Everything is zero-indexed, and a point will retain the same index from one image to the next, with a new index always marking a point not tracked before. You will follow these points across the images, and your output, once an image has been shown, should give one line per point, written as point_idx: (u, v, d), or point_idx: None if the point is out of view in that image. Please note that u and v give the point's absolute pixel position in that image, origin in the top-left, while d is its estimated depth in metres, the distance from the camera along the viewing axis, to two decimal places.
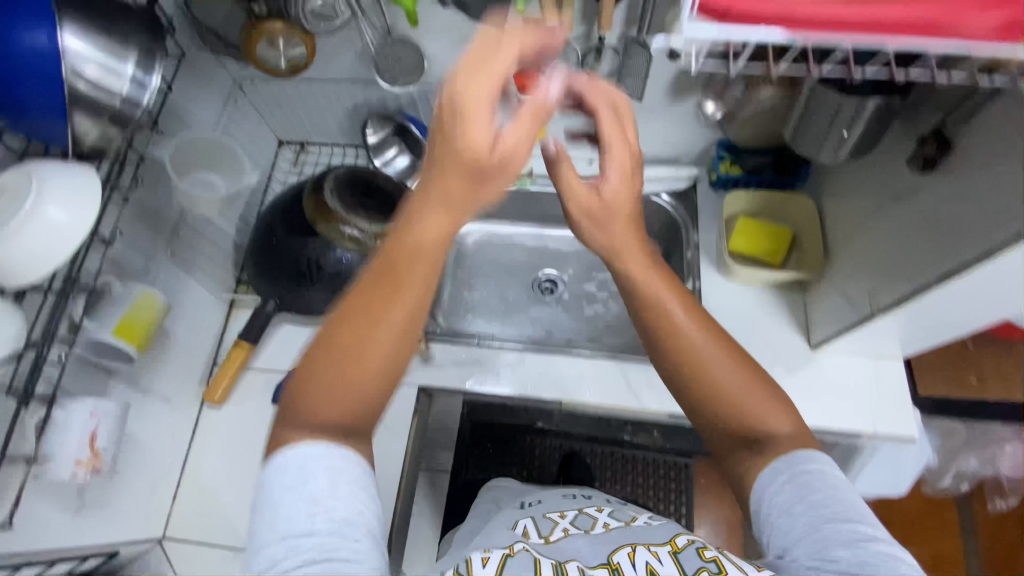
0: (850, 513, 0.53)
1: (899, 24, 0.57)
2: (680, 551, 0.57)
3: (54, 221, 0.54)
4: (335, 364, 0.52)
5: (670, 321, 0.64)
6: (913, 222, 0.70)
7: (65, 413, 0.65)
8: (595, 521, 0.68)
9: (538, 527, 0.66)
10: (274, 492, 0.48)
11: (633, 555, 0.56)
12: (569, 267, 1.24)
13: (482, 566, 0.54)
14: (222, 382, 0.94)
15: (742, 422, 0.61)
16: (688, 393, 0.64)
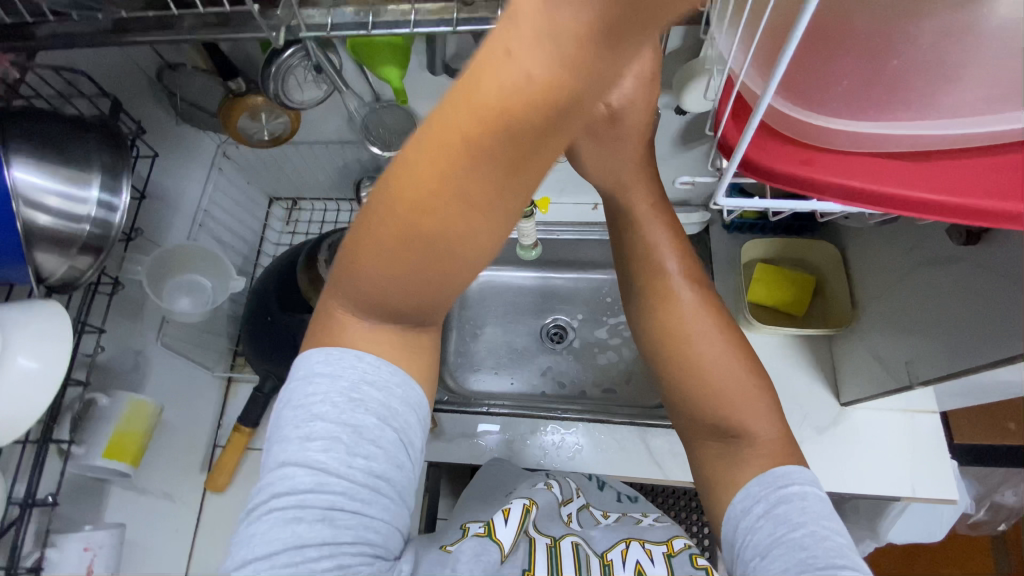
0: (832, 559, 0.47)
1: (968, 213, 0.43)
2: (674, 554, 0.61)
3: (24, 372, 0.50)
4: (402, 265, 0.32)
5: (656, 269, 0.64)
6: (949, 294, 0.66)
7: (58, 550, 0.61)
8: (600, 519, 0.73)
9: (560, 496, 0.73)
10: (320, 408, 0.41)
11: (626, 552, 0.61)
12: (578, 311, 1.19)
13: (505, 525, 0.60)
14: (225, 468, 0.88)
15: (718, 394, 0.59)
16: (662, 348, 0.62)
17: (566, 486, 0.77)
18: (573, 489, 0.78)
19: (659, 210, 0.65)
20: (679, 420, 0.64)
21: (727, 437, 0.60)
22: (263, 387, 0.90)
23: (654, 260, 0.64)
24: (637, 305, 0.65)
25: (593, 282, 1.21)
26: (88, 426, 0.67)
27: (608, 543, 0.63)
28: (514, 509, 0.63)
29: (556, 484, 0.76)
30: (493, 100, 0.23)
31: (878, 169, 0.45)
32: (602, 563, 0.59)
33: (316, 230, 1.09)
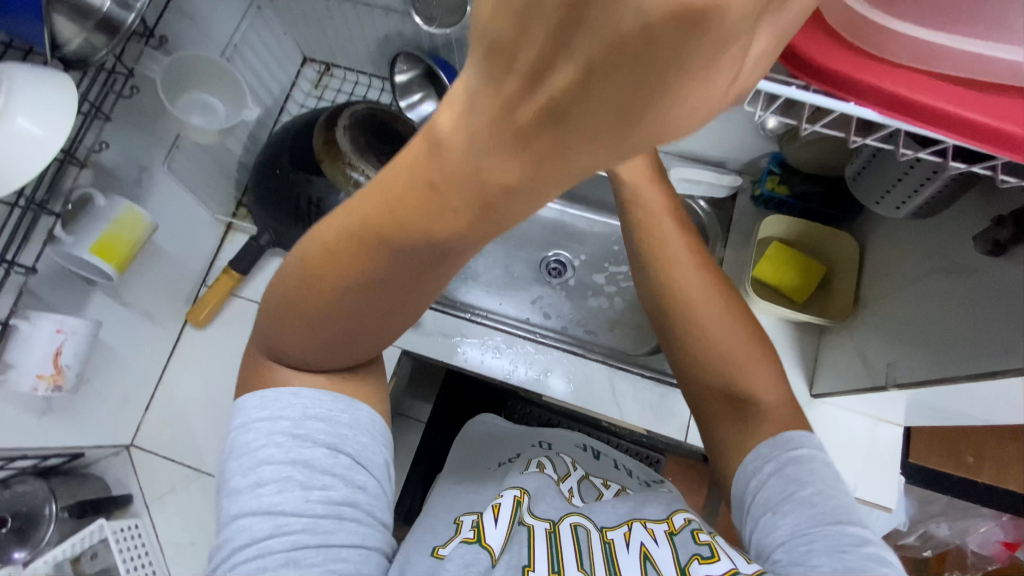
0: (838, 517, 0.50)
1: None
2: (679, 534, 0.60)
3: (23, 133, 0.50)
4: (325, 319, 0.37)
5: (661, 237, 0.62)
6: (950, 305, 0.64)
7: (32, 324, 0.63)
8: (603, 493, 0.72)
9: (557, 470, 0.72)
10: (267, 452, 0.46)
11: (629, 534, 0.60)
12: (583, 251, 1.18)
13: (495, 526, 0.58)
14: (208, 304, 0.91)
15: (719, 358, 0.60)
16: (664, 312, 0.62)
17: (561, 462, 0.75)
18: (569, 463, 0.77)
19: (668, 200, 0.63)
20: (687, 384, 0.64)
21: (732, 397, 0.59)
22: (269, 239, 0.92)
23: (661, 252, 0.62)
24: (649, 301, 0.64)
25: (605, 226, 1.19)
26: (80, 217, 0.68)
27: (611, 521, 0.63)
28: (506, 507, 0.60)
29: (548, 459, 0.75)
30: (421, 202, 0.26)
31: (934, 84, 0.44)
32: (603, 540, 0.59)
33: (342, 100, 1.06)
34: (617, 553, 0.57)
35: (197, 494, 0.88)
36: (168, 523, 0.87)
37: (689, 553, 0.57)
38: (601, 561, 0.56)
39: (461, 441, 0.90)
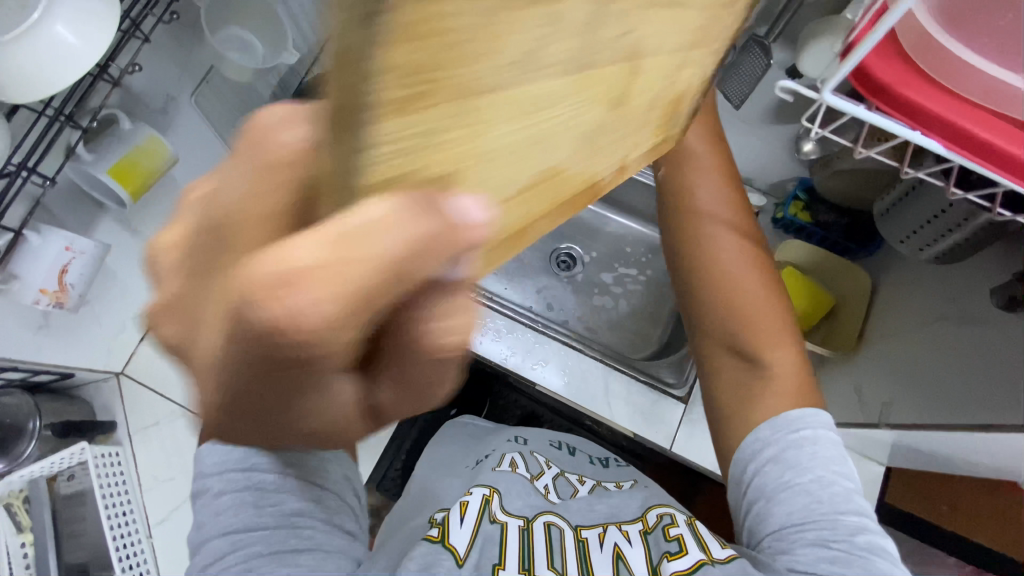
0: (836, 506, 0.52)
1: None
2: (651, 532, 0.62)
3: (61, 41, 0.49)
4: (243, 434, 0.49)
5: (693, 201, 0.68)
6: (959, 352, 0.64)
7: (42, 238, 0.62)
8: (579, 489, 0.72)
9: (528, 469, 0.73)
10: (219, 484, 0.47)
11: (603, 534, 0.61)
12: (594, 247, 1.17)
13: (460, 526, 0.59)
14: None
15: (741, 315, 0.64)
16: (690, 268, 0.68)
17: (535, 461, 0.75)
18: (541, 459, 0.77)
19: (719, 169, 0.69)
20: (700, 338, 0.68)
21: (740, 351, 0.64)
22: None
23: (695, 219, 0.68)
24: (672, 254, 0.69)
25: (619, 225, 1.18)
26: (105, 139, 0.68)
27: (586, 521, 0.64)
28: (472, 506, 0.61)
29: (522, 457, 0.75)
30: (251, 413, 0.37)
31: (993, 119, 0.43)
32: (577, 539, 0.61)
33: None
34: (590, 553, 0.59)
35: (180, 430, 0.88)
36: (149, 455, 0.87)
37: (659, 550, 0.59)
38: (572, 558, 0.58)
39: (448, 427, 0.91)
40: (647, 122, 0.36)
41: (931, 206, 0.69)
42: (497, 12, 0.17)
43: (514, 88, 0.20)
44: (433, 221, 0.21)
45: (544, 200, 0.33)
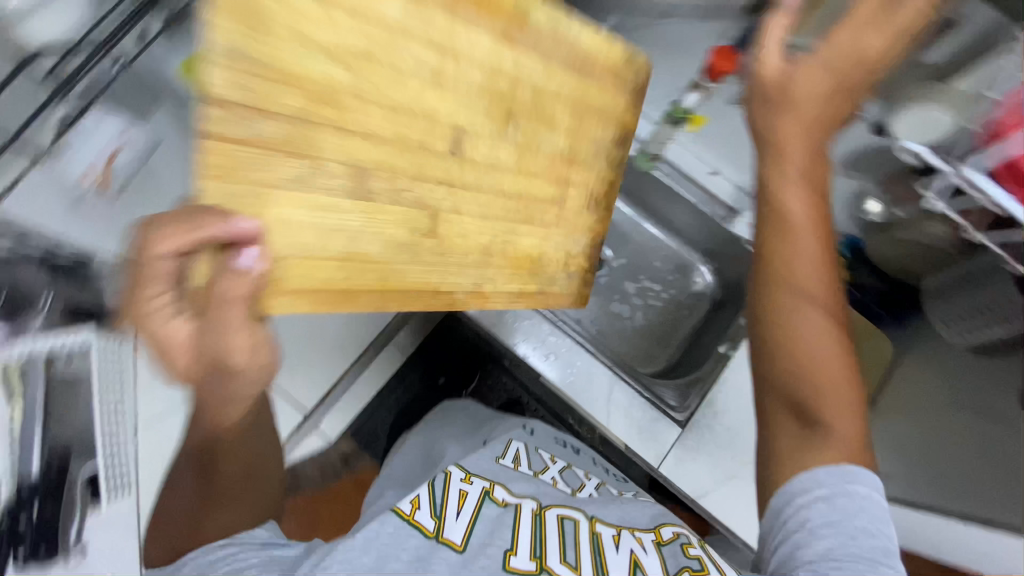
0: (875, 557, 0.53)
1: None
2: (666, 544, 0.65)
3: None
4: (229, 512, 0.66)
5: (788, 258, 0.63)
6: (974, 446, 0.68)
7: None
8: (585, 485, 0.76)
9: (532, 465, 0.76)
10: None
11: (618, 538, 0.64)
12: (622, 253, 1.13)
13: (456, 518, 0.62)
14: None
15: (814, 385, 0.60)
16: (769, 328, 0.64)
17: (539, 457, 0.78)
18: (547, 454, 0.80)
19: (814, 226, 0.63)
20: (765, 398, 0.65)
21: (804, 419, 0.61)
22: None
23: (786, 278, 0.63)
24: (755, 313, 0.65)
25: (651, 236, 1.13)
26: None
27: (602, 518, 0.67)
28: (467, 499, 0.64)
29: (527, 451, 0.79)
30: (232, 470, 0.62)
31: None
32: (592, 532, 0.64)
33: None
34: (605, 551, 0.62)
35: None
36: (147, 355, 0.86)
37: (677, 563, 0.62)
38: (588, 551, 0.61)
39: (424, 426, 0.95)
40: (492, 262, 0.67)
41: (995, 297, 0.66)
42: (305, 123, 0.48)
43: (292, 193, 0.48)
44: (210, 230, 0.43)
45: (366, 276, 0.55)
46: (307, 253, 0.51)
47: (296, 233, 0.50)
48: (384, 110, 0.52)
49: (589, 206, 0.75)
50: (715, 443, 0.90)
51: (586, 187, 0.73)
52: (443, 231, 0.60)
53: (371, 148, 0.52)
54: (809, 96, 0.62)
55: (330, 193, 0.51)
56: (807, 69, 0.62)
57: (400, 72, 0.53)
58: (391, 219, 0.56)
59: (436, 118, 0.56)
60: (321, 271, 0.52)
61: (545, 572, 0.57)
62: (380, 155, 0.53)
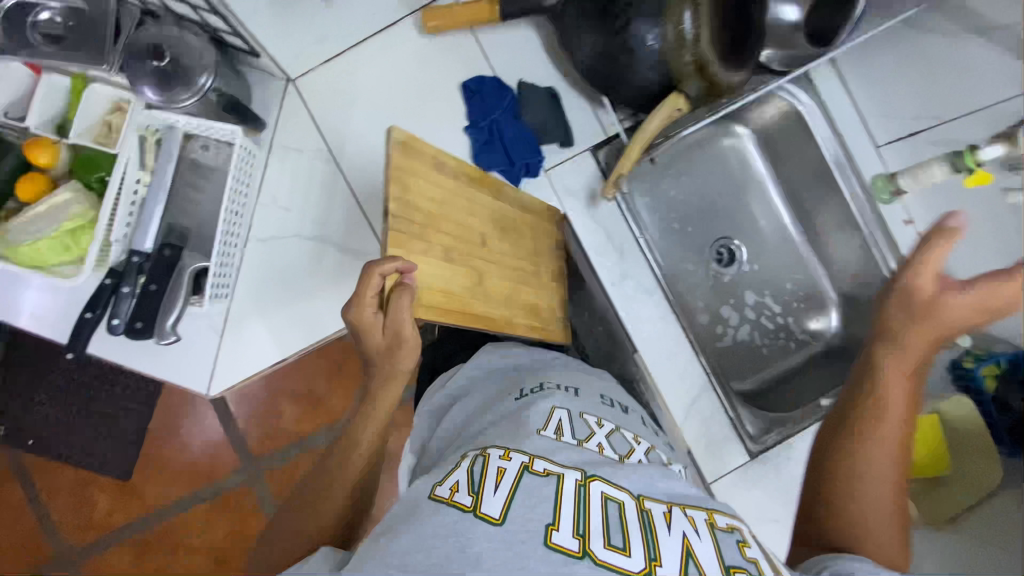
0: None
1: None
2: (722, 531, 0.54)
3: None
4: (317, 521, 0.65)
5: (876, 401, 0.58)
6: None
7: None
8: (633, 449, 0.64)
9: (575, 433, 0.63)
10: None
11: (669, 517, 0.54)
12: (760, 262, 1.04)
13: (494, 493, 0.52)
14: (451, 17, 0.81)
15: (855, 522, 0.55)
16: (829, 456, 0.59)
17: (580, 423, 0.66)
18: (587, 414, 0.67)
19: (908, 402, 0.58)
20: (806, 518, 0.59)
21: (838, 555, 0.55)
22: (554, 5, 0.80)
23: (874, 420, 0.57)
24: (824, 448, 0.60)
25: (798, 259, 1.03)
26: None
27: (650, 492, 0.57)
28: (504, 472, 0.54)
29: (571, 416, 0.66)
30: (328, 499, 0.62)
31: None
32: (640, 508, 0.54)
33: None
34: (657, 530, 0.51)
35: (307, 169, 0.83)
36: (277, 173, 0.82)
37: (733, 554, 0.52)
38: (637, 529, 0.51)
39: (445, 383, 0.82)
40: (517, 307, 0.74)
41: None
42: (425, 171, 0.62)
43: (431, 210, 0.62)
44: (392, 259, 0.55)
45: (462, 290, 0.65)
46: (422, 292, 0.59)
47: (436, 268, 0.61)
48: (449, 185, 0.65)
49: (557, 273, 0.86)
50: (781, 491, 0.85)
51: (549, 267, 0.84)
52: (485, 280, 0.69)
53: (444, 229, 0.63)
54: (945, 319, 0.57)
55: (442, 253, 0.62)
56: (962, 301, 0.56)
57: (468, 207, 0.68)
58: (461, 274, 0.65)
59: (473, 215, 0.69)
60: (429, 298, 0.60)
61: (587, 557, 0.48)
62: (450, 231, 0.64)
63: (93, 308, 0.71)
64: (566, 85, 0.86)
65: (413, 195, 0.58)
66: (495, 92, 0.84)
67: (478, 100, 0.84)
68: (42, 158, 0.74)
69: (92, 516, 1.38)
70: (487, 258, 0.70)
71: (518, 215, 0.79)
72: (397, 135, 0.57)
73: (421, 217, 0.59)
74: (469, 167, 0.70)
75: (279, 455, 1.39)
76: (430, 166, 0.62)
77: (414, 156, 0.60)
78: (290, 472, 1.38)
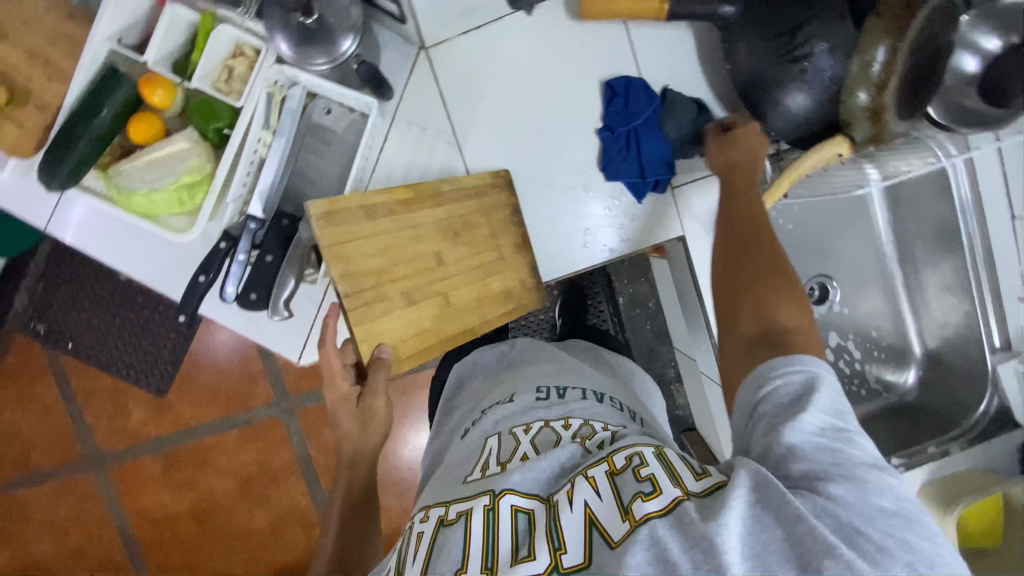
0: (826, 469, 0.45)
1: None
2: (620, 474, 0.51)
3: None
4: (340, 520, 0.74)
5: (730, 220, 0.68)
6: None
7: None
8: (562, 439, 0.59)
9: (499, 455, 0.59)
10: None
11: (569, 492, 0.51)
12: (850, 307, 1.01)
13: (417, 562, 0.53)
14: (612, 7, 0.73)
15: (766, 311, 0.57)
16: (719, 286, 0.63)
17: (506, 443, 0.61)
18: (517, 426, 0.62)
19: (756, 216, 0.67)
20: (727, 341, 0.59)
21: (766, 339, 0.55)
22: (732, 14, 0.72)
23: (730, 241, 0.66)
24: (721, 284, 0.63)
25: (890, 306, 1.01)
26: None
27: (556, 484, 0.54)
28: (424, 531, 0.54)
29: (499, 439, 0.62)
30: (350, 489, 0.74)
31: None
32: (546, 509, 0.51)
33: None
34: (559, 517, 0.49)
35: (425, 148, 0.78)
36: (393, 148, 0.77)
37: (630, 488, 0.49)
38: (540, 528, 0.49)
39: (448, 389, 0.83)
40: (486, 304, 0.73)
41: None
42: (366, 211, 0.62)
43: (371, 252, 0.62)
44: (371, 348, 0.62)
45: (432, 309, 0.67)
46: (395, 346, 0.64)
47: (400, 318, 0.64)
48: (388, 217, 0.64)
49: (522, 245, 0.77)
50: None
51: (511, 239, 0.76)
52: (453, 297, 0.69)
53: (401, 275, 0.64)
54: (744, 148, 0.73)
55: (399, 297, 0.64)
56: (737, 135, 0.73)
57: (415, 237, 0.66)
58: (430, 305, 0.67)
59: (420, 237, 0.66)
60: (405, 346, 0.65)
61: None
62: (405, 273, 0.65)
63: (206, 271, 0.71)
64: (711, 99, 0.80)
65: (355, 264, 0.60)
66: (641, 96, 0.78)
67: (618, 101, 0.78)
68: (156, 98, 0.68)
69: (124, 427, 1.36)
70: (450, 275, 0.69)
71: (475, 201, 0.73)
72: (317, 210, 0.58)
73: (372, 280, 0.62)
74: (396, 190, 0.65)
75: (312, 395, 1.36)
76: (360, 217, 0.61)
77: (343, 220, 0.60)
78: (323, 413, 1.36)
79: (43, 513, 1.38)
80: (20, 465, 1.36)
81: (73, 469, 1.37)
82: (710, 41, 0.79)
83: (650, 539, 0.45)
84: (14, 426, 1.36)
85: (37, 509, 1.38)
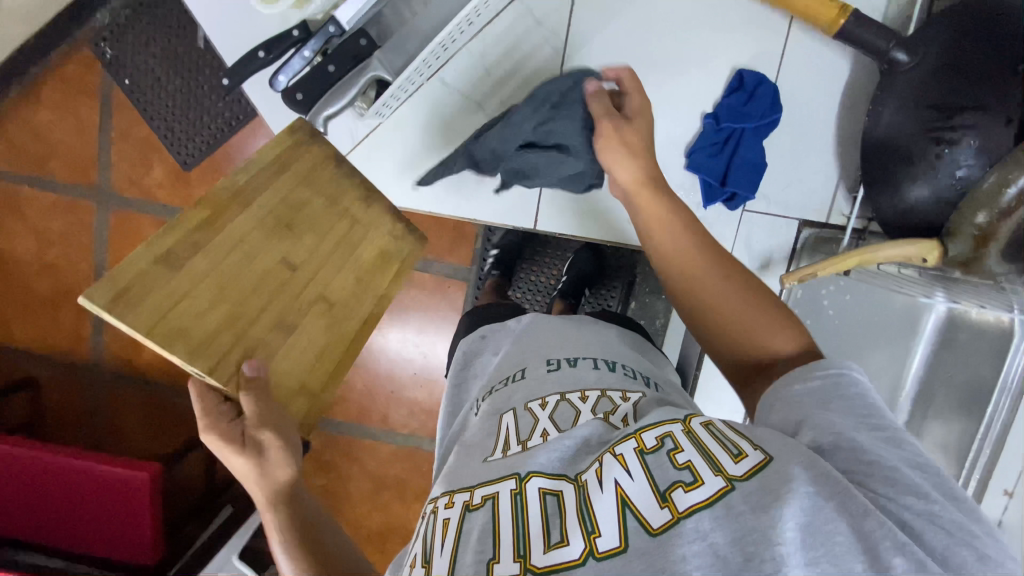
0: (889, 460, 0.44)
1: None
2: (651, 454, 0.48)
3: None
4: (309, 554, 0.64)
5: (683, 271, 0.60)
6: None
7: None
8: (581, 415, 0.57)
9: (517, 434, 0.57)
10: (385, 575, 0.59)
11: (601, 472, 0.48)
12: None
13: (440, 551, 0.50)
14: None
15: (747, 335, 0.57)
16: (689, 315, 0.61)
17: (524, 420, 0.58)
18: (531, 402, 0.60)
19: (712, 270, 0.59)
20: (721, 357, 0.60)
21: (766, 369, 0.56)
22: (903, 63, 0.66)
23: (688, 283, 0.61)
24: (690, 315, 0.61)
25: None
26: None
27: (585, 463, 0.52)
28: (451, 510, 0.52)
29: (515, 414, 0.59)
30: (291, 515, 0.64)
31: None
32: (578, 485, 0.49)
33: None
34: (591, 500, 0.47)
35: (533, 46, 0.74)
36: (504, 30, 0.73)
37: (667, 474, 0.46)
38: (573, 511, 0.47)
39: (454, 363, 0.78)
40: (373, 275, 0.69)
41: None
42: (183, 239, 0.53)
43: (194, 297, 0.52)
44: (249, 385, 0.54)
45: (315, 302, 0.61)
46: (306, 384, 0.60)
47: (290, 354, 0.58)
48: (204, 254, 0.54)
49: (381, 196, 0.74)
50: None
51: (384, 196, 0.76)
52: (331, 292, 0.63)
53: (258, 308, 0.56)
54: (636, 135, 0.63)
55: (275, 333, 0.57)
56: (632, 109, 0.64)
57: (249, 255, 0.57)
58: (312, 319, 0.61)
59: (255, 255, 0.57)
60: (314, 375, 0.60)
61: (530, 574, 0.44)
62: (262, 304, 0.57)
63: (268, 49, 0.67)
64: (830, 145, 0.74)
65: (191, 332, 0.51)
66: (767, 103, 0.71)
67: (740, 94, 0.71)
68: None
69: (141, 180, 1.38)
70: (314, 271, 0.62)
71: (288, 177, 0.63)
72: (102, 304, 0.47)
73: (232, 332, 0.54)
74: (188, 216, 0.54)
75: None
76: (160, 275, 0.51)
77: (142, 292, 0.49)
78: None
79: (38, 219, 1.42)
80: (38, 166, 1.39)
81: (80, 194, 1.40)
82: (864, 84, 0.72)
83: (695, 532, 0.42)
84: (45, 127, 1.38)
85: (35, 212, 1.42)
